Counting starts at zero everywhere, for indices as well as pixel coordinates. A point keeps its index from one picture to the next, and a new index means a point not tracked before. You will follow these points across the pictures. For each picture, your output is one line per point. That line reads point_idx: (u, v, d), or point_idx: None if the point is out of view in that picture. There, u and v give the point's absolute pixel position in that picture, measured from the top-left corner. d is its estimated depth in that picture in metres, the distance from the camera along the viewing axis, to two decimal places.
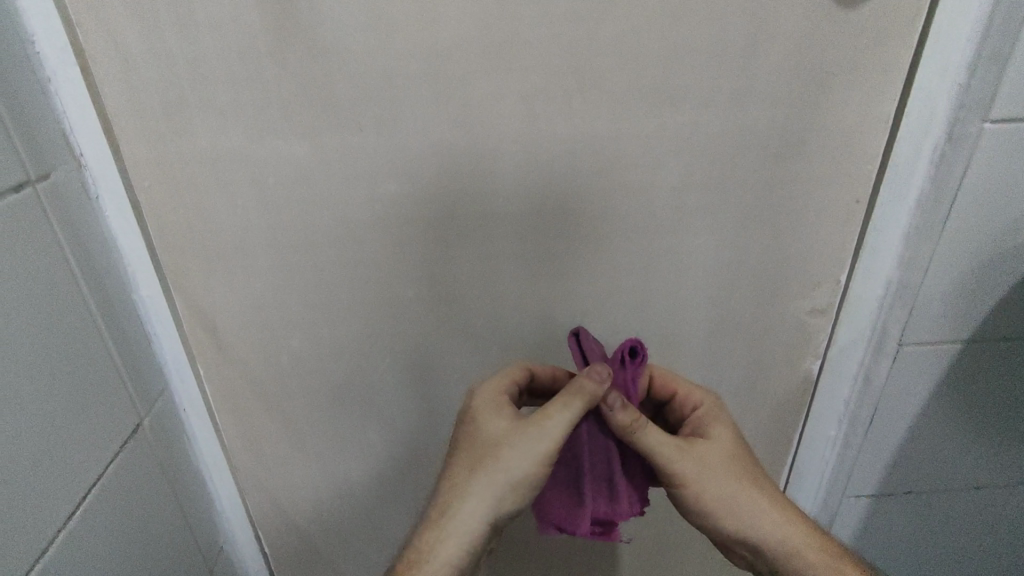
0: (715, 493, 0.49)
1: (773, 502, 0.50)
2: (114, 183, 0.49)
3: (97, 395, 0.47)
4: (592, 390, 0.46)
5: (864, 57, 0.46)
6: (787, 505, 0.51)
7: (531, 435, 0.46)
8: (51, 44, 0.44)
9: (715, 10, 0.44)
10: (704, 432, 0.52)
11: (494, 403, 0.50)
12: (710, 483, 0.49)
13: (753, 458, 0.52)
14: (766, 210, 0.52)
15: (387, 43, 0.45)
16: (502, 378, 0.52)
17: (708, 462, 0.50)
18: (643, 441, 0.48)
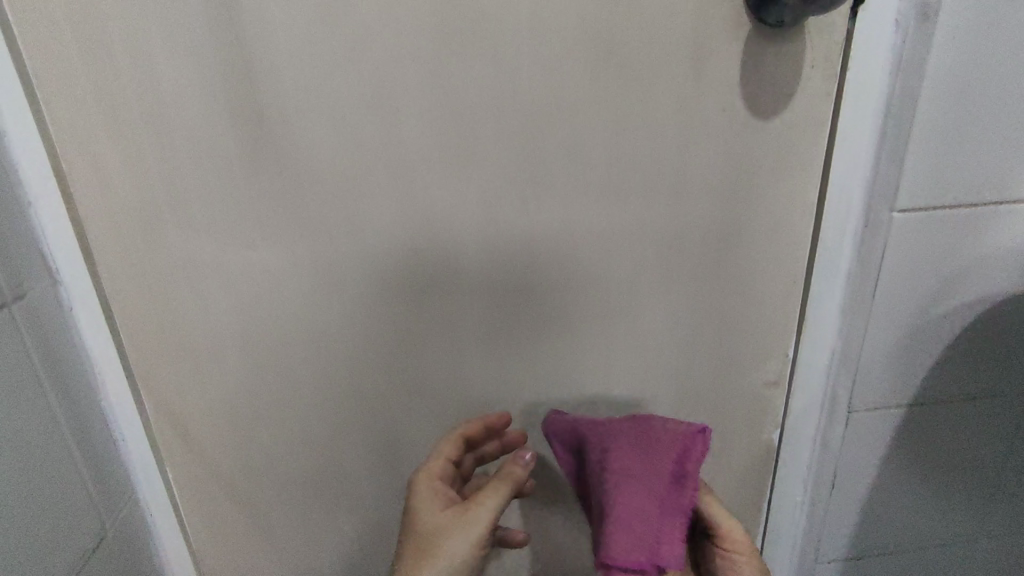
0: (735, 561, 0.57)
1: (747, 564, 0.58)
2: (88, 297, 0.50)
3: (49, 511, 0.47)
4: (519, 475, 0.52)
5: (785, 158, 0.52)
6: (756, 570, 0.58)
7: (462, 519, 0.49)
8: (33, 171, 0.46)
9: (651, 123, 0.49)
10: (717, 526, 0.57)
11: (432, 493, 0.52)
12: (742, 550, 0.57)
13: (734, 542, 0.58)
14: (712, 292, 0.56)
15: (354, 160, 0.48)
16: (442, 457, 0.54)
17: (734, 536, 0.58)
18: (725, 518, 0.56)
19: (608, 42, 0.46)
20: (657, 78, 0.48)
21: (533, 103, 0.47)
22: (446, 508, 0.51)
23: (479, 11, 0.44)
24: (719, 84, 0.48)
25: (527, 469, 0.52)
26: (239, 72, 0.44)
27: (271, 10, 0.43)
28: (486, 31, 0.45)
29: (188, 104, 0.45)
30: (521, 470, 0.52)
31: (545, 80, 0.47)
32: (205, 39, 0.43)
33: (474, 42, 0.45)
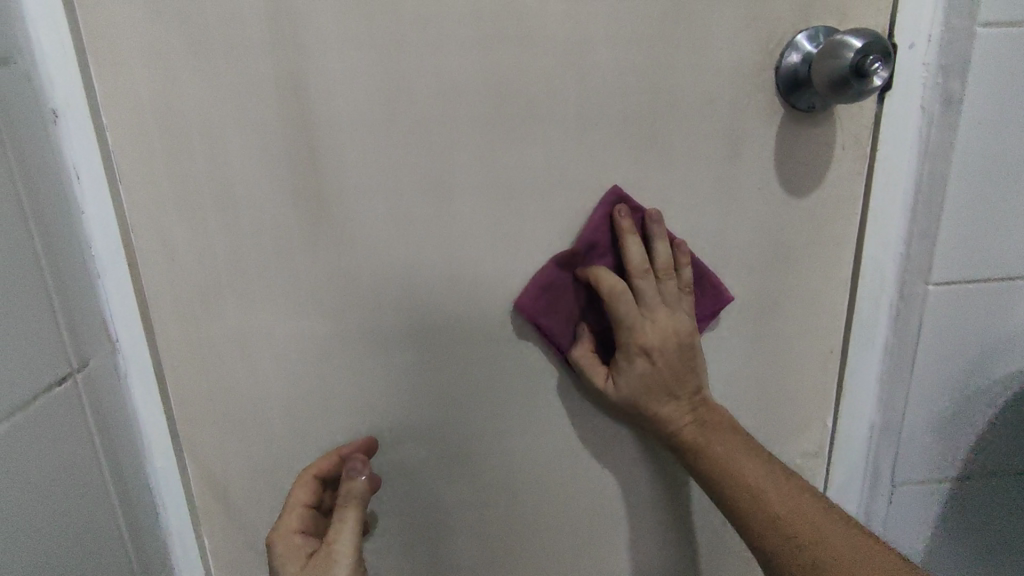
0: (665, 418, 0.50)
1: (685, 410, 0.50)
2: (144, 364, 0.52)
3: None
4: (358, 492, 0.49)
5: (818, 233, 0.53)
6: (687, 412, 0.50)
7: (322, 570, 0.48)
8: (105, 244, 0.49)
9: (690, 202, 0.51)
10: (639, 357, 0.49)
11: (295, 550, 0.50)
12: (652, 392, 0.50)
13: (676, 371, 0.49)
14: (751, 362, 0.57)
15: (407, 235, 0.50)
16: (296, 508, 0.52)
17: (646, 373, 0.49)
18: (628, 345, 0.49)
19: (651, 125, 0.49)
20: (697, 158, 0.50)
21: (579, 181, 0.50)
22: (305, 561, 0.49)
23: (530, 99, 0.47)
24: (755, 164, 0.51)
25: (366, 480, 0.50)
26: (304, 153, 0.47)
27: (339, 98, 0.46)
28: (537, 116, 0.48)
29: (255, 183, 0.48)
30: (360, 482, 0.50)
31: (590, 160, 0.49)
32: (274, 124, 0.47)
33: (524, 126, 0.48)
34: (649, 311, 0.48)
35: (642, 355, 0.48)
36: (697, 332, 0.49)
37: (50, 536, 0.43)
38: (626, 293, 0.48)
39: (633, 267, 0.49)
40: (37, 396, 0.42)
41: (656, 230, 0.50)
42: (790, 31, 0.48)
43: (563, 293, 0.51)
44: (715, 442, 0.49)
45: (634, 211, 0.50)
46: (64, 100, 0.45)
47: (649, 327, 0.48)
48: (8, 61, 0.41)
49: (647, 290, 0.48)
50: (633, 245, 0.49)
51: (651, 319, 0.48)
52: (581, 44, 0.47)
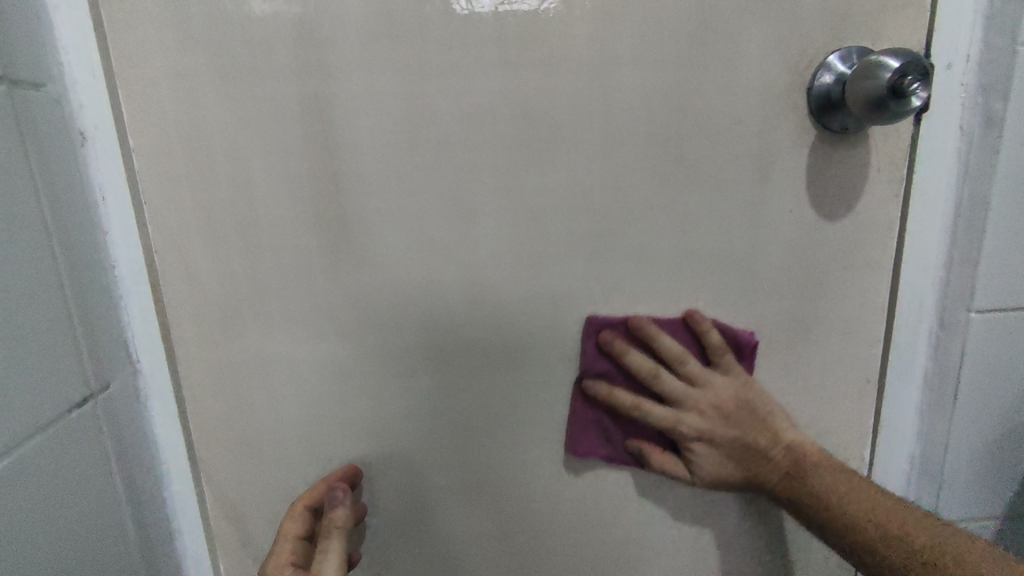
0: (757, 475, 0.50)
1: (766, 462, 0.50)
2: (164, 386, 0.52)
3: None
4: (342, 520, 0.50)
5: (852, 257, 0.52)
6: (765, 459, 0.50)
7: None
8: (129, 266, 0.49)
9: (717, 225, 0.50)
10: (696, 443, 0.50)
11: None
12: (729, 463, 0.50)
13: (732, 432, 0.50)
14: (782, 391, 0.55)
15: (428, 258, 0.49)
16: (286, 544, 0.49)
17: (711, 455, 0.50)
18: (683, 437, 0.50)
19: (677, 147, 0.48)
20: (725, 180, 0.49)
21: (603, 204, 0.49)
22: None
23: (554, 121, 0.47)
24: (786, 186, 0.49)
25: (349, 509, 0.50)
26: (326, 176, 0.47)
27: (361, 120, 0.46)
28: (560, 138, 0.47)
29: (277, 205, 0.48)
30: (342, 510, 0.50)
31: (614, 183, 0.48)
32: (297, 147, 0.47)
33: (548, 150, 0.47)
34: (680, 404, 0.50)
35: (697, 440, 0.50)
36: (736, 390, 0.50)
37: (63, 567, 0.42)
38: (645, 402, 0.50)
39: (642, 376, 0.50)
40: (55, 421, 0.41)
41: (650, 329, 0.50)
42: (821, 51, 0.47)
43: (604, 426, 0.53)
44: (811, 483, 0.48)
45: (618, 326, 0.51)
46: (91, 123, 0.45)
47: (687, 416, 0.50)
48: (38, 84, 0.42)
49: (670, 385, 0.50)
50: (631, 357, 0.50)
51: (686, 409, 0.50)
52: (607, 66, 0.46)
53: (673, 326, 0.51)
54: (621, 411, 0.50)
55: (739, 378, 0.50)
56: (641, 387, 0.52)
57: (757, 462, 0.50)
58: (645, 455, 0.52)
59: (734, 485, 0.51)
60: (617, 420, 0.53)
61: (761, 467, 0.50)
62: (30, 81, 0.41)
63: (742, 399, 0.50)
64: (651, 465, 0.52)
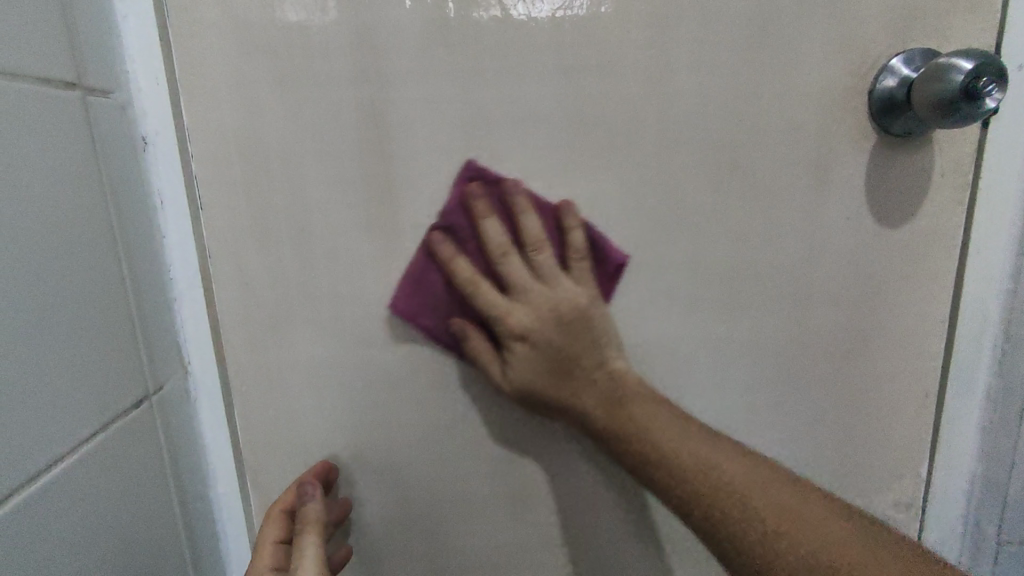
0: (581, 401, 0.44)
1: (591, 386, 0.44)
2: (213, 389, 0.52)
3: None
4: (313, 514, 0.48)
5: (914, 267, 0.50)
6: (611, 396, 0.44)
7: None
8: (183, 270, 0.49)
9: (773, 232, 0.49)
10: (521, 343, 0.44)
11: None
12: (541, 378, 0.45)
13: (559, 342, 0.44)
14: (837, 404, 0.53)
15: None
16: (267, 547, 0.48)
17: (532, 361, 0.44)
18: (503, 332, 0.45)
19: (732, 153, 0.47)
20: (781, 187, 0.48)
21: (656, 210, 0.48)
22: None
23: (608, 127, 0.46)
24: (844, 193, 0.48)
25: (319, 503, 0.49)
26: (379, 181, 0.47)
27: (416, 126, 0.46)
28: (614, 144, 0.47)
29: (329, 209, 0.48)
30: (314, 504, 0.49)
31: (668, 188, 0.48)
32: (352, 152, 0.47)
33: (601, 156, 0.47)
34: (522, 294, 0.44)
35: (520, 341, 0.44)
36: (585, 303, 0.44)
37: (124, 567, 0.42)
38: (483, 280, 0.45)
39: (492, 248, 0.44)
40: (117, 421, 0.42)
41: (569, 217, 0.46)
42: (883, 55, 0.46)
43: (433, 291, 0.48)
44: (634, 417, 0.43)
45: (490, 186, 0.46)
46: (153, 129, 0.46)
47: (523, 309, 0.44)
48: (107, 91, 0.43)
49: (513, 270, 0.44)
50: (488, 224, 0.45)
51: (525, 302, 0.44)
52: (663, 72, 0.46)
53: (545, 213, 0.47)
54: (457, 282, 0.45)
55: (587, 290, 0.45)
56: (491, 269, 0.46)
57: (601, 388, 0.44)
58: (465, 335, 0.47)
59: (540, 397, 0.45)
60: (450, 290, 0.48)
61: (576, 384, 0.44)
62: (100, 87, 0.42)
63: (581, 309, 0.44)
64: (468, 345, 0.48)
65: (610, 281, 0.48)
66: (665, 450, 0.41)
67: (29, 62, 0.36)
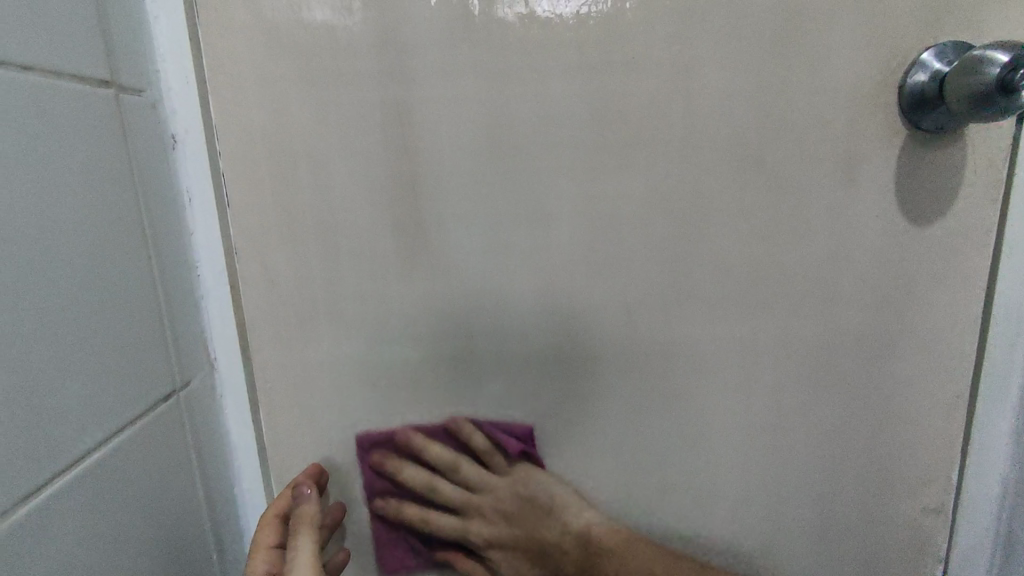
0: (552, 540, 0.55)
1: (549, 534, 0.55)
2: (239, 385, 0.52)
3: None
4: (309, 513, 0.49)
5: (945, 266, 0.49)
6: (565, 538, 0.54)
7: None
8: (211, 267, 0.50)
9: (800, 230, 0.48)
10: (489, 540, 0.56)
11: None
12: (513, 540, 0.56)
13: (510, 517, 0.55)
14: (866, 407, 0.52)
15: (502, 263, 0.49)
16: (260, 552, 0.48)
17: (500, 541, 0.56)
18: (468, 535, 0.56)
19: (758, 150, 0.47)
20: (808, 185, 0.47)
21: (681, 209, 0.48)
22: None
23: (633, 125, 0.46)
24: (873, 191, 0.48)
25: (316, 504, 0.50)
26: (403, 180, 0.48)
27: (441, 125, 0.47)
28: (639, 142, 0.47)
29: (354, 209, 0.48)
30: (311, 505, 0.49)
31: (692, 187, 0.47)
32: (376, 152, 0.47)
33: (626, 154, 0.47)
34: (466, 510, 0.56)
35: (485, 547, 0.56)
36: (515, 485, 0.54)
37: (150, 558, 0.42)
38: (427, 514, 0.55)
39: (418, 486, 0.55)
40: (146, 414, 0.43)
41: (463, 429, 0.53)
42: (915, 50, 0.45)
43: (400, 524, 0.55)
44: (598, 562, 0.53)
45: (387, 447, 0.54)
46: (183, 127, 0.47)
47: (477, 525, 0.56)
48: (139, 90, 0.44)
49: (451, 494, 0.56)
50: (406, 471, 0.54)
51: (474, 516, 0.56)
52: (689, 70, 0.45)
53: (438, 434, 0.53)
54: (413, 524, 0.55)
55: (515, 475, 0.54)
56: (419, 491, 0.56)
57: (549, 534, 0.55)
58: (449, 563, 0.56)
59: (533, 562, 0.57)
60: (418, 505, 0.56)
61: (547, 546, 0.55)
62: (132, 86, 0.43)
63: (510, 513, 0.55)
64: (459, 567, 0.56)
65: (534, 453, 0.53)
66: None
67: (63, 60, 0.36)
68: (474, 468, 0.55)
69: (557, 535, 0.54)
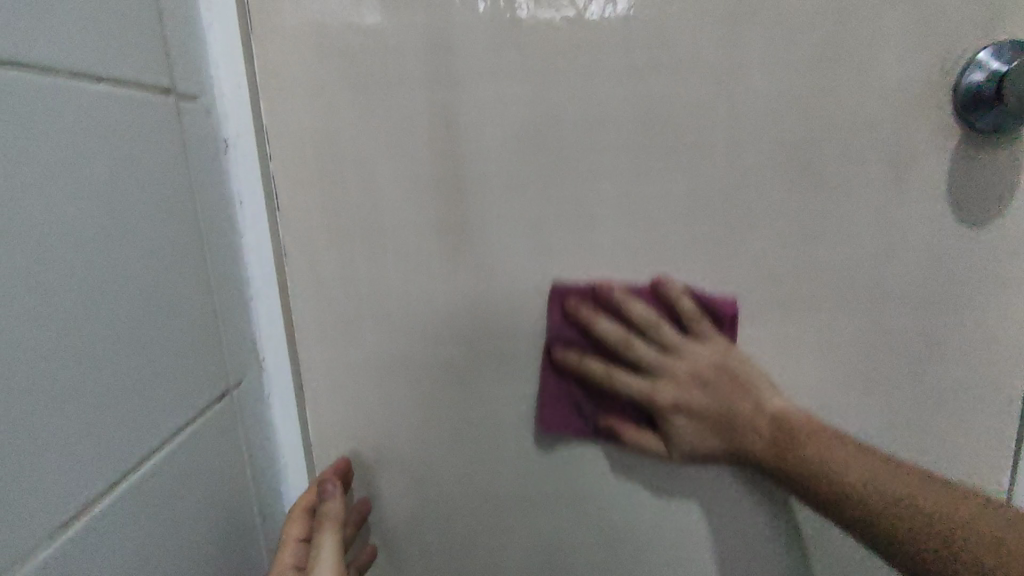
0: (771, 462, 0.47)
1: (761, 444, 0.47)
2: (286, 384, 0.54)
3: None
4: (334, 512, 0.49)
5: (999, 268, 0.48)
6: (779, 428, 0.47)
7: None
8: (261, 268, 0.51)
9: (849, 232, 0.48)
10: (678, 409, 0.48)
11: None
12: (711, 427, 0.48)
13: (722, 391, 0.48)
14: (914, 410, 0.51)
15: (546, 264, 0.49)
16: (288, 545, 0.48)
17: (693, 416, 0.48)
18: (655, 402, 0.48)
19: (808, 150, 0.46)
20: (858, 186, 0.47)
21: (729, 209, 0.48)
22: None
23: (680, 126, 0.46)
24: (925, 192, 0.47)
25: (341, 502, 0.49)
26: (450, 182, 0.48)
27: (487, 128, 0.47)
28: (686, 144, 0.46)
29: (401, 210, 0.49)
30: (336, 503, 0.49)
31: (740, 187, 0.47)
32: (424, 155, 0.48)
33: (673, 155, 0.47)
34: (657, 371, 0.48)
35: (671, 413, 0.48)
36: (722, 358, 0.47)
37: (210, 550, 0.44)
38: (615, 372, 0.49)
39: (613, 345, 0.48)
40: (205, 412, 0.44)
41: (673, 291, 0.48)
42: (970, 49, 0.44)
43: (573, 396, 0.51)
44: (801, 454, 0.46)
45: (584, 295, 0.49)
46: (235, 131, 0.48)
47: (667, 389, 0.48)
48: (195, 95, 0.45)
49: (626, 386, 0.48)
50: (603, 325, 0.48)
51: (665, 376, 0.48)
52: (737, 71, 0.45)
53: (644, 294, 0.49)
54: (591, 381, 0.50)
55: (716, 348, 0.47)
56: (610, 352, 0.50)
57: (763, 438, 0.47)
58: (614, 430, 0.51)
59: (705, 458, 0.49)
60: (592, 408, 0.51)
61: (743, 433, 0.48)
62: (189, 92, 0.44)
63: (723, 365, 0.47)
64: (623, 438, 0.51)
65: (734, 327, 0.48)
66: (829, 492, 0.45)
67: (128, 69, 0.38)
68: (678, 334, 0.48)
69: (761, 441, 0.47)
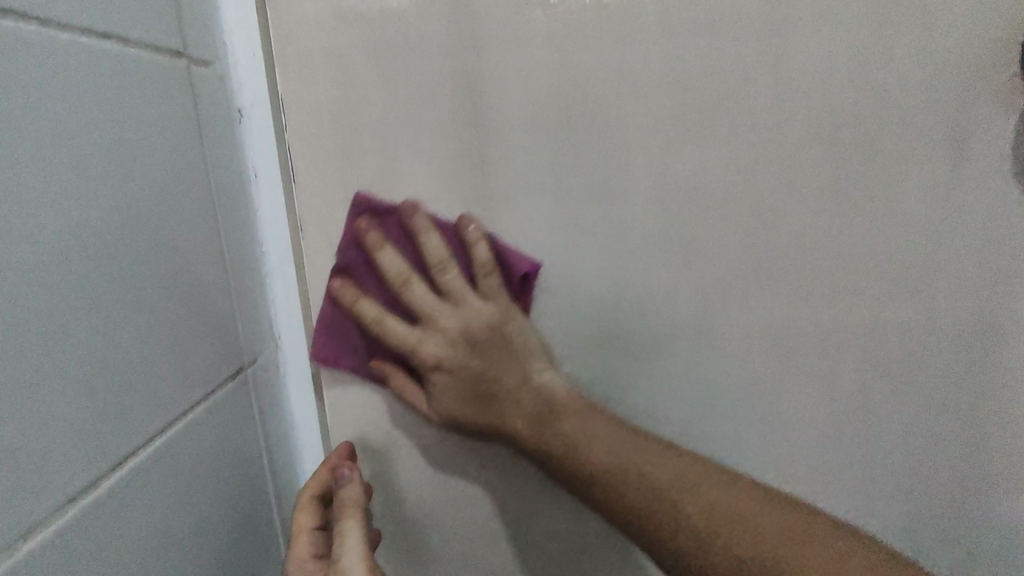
0: (591, 436, 0.44)
1: (517, 400, 0.45)
2: (302, 363, 0.52)
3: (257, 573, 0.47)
4: (354, 497, 0.46)
5: None
6: (569, 401, 0.45)
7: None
8: (275, 243, 0.49)
9: (895, 206, 0.46)
10: (433, 364, 0.45)
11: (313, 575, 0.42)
12: (457, 396, 0.46)
13: (478, 357, 0.45)
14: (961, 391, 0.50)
15: (572, 240, 0.47)
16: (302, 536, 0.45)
17: (460, 376, 0.45)
18: (420, 352, 0.45)
19: (855, 121, 0.45)
20: (908, 158, 0.45)
21: (768, 181, 0.46)
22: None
23: (717, 94, 0.44)
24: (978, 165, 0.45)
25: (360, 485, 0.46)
26: (471, 154, 0.46)
27: (511, 96, 0.45)
28: (723, 113, 0.44)
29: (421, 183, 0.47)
30: (353, 488, 0.46)
31: (779, 160, 0.45)
32: (443, 126, 0.46)
33: (709, 125, 0.45)
34: (430, 323, 0.45)
35: (429, 369, 0.45)
36: (498, 317, 0.45)
37: (224, 532, 0.42)
38: (386, 316, 0.45)
39: (391, 280, 0.44)
40: (219, 391, 0.43)
41: (471, 234, 0.45)
42: None
43: (348, 334, 0.48)
44: (562, 430, 0.44)
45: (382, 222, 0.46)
46: (249, 101, 0.46)
47: (430, 341, 0.45)
48: (207, 62, 0.43)
49: (400, 329, 0.45)
50: (386, 257, 0.44)
51: (436, 329, 0.45)
52: (779, 37, 0.43)
53: (446, 233, 0.46)
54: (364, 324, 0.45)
55: (499, 305, 0.46)
56: (394, 297, 0.46)
57: (553, 403, 0.45)
58: (384, 373, 0.49)
59: (463, 422, 0.47)
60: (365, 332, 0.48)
61: (501, 403, 0.46)
62: (202, 58, 0.42)
63: (497, 327, 0.45)
64: (391, 381, 0.49)
65: (525, 292, 0.47)
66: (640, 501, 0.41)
67: (137, 30, 0.36)
68: (461, 280, 0.45)
69: (524, 396, 0.45)
